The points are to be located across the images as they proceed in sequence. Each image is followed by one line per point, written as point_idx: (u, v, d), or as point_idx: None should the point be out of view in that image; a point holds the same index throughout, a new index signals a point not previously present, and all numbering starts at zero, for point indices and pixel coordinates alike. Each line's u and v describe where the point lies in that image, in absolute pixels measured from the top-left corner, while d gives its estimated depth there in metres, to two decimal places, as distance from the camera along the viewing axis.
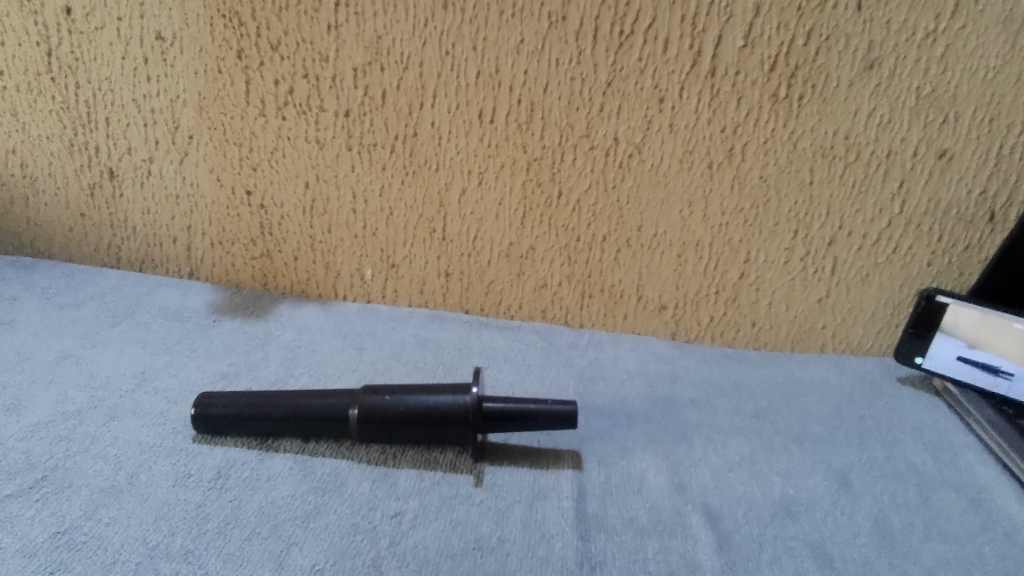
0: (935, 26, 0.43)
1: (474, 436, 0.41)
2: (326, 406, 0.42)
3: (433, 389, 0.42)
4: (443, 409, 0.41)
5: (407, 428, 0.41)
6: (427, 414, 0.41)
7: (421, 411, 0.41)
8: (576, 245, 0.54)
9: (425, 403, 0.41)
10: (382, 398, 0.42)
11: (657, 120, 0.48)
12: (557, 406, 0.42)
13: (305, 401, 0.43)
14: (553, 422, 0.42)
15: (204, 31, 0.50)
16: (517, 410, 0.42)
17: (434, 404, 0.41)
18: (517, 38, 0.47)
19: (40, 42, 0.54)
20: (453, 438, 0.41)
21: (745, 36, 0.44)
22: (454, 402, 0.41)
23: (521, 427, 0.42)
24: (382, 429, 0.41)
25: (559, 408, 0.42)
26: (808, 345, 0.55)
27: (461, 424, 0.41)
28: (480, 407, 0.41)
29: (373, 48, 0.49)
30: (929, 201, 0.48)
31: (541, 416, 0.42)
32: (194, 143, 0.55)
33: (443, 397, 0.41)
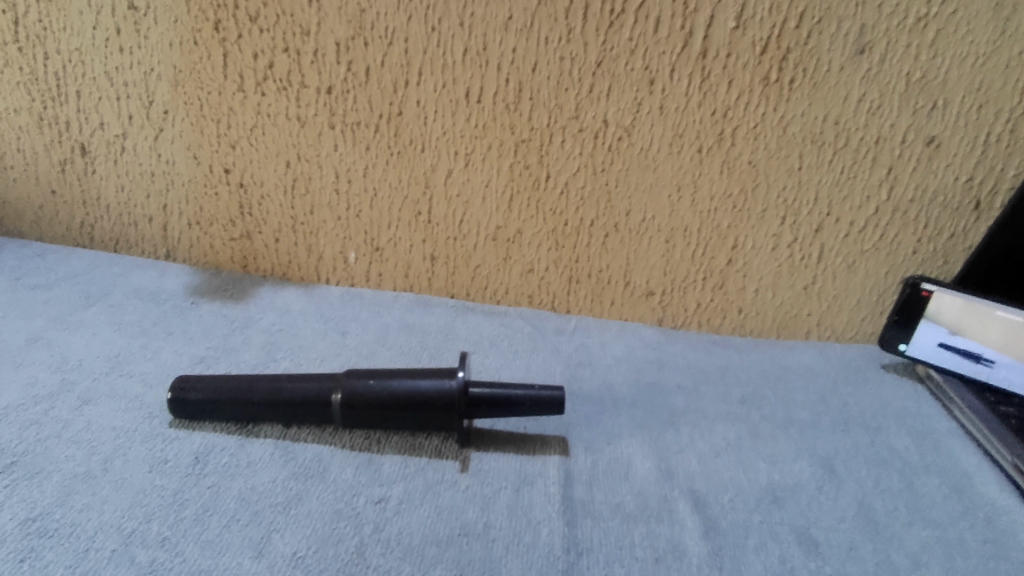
0: (927, 10, 0.42)
1: (460, 421, 0.40)
2: (308, 391, 0.41)
3: (418, 373, 0.41)
4: (429, 394, 0.40)
5: (391, 413, 0.40)
6: (412, 399, 0.40)
7: (406, 396, 0.40)
8: (563, 230, 0.53)
9: (409, 388, 0.40)
10: (367, 383, 0.41)
11: (648, 102, 0.47)
12: (543, 392, 0.42)
13: (286, 386, 0.42)
14: (540, 407, 0.41)
15: (179, 1, 0.48)
16: (504, 395, 0.41)
17: (419, 388, 0.40)
18: (505, 15, 0.45)
19: (6, 9, 0.51)
20: (438, 423, 0.41)
21: (737, 17, 0.43)
22: (440, 387, 0.40)
23: (508, 413, 0.41)
24: (365, 414, 0.40)
25: (546, 394, 0.41)
26: (794, 332, 0.56)
27: (447, 409, 0.40)
28: (466, 391, 0.40)
29: (357, 23, 0.47)
30: (916, 188, 0.48)
31: (528, 402, 0.41)
32: (170, 119, 0.53)
33: (429, 382, 0.41)
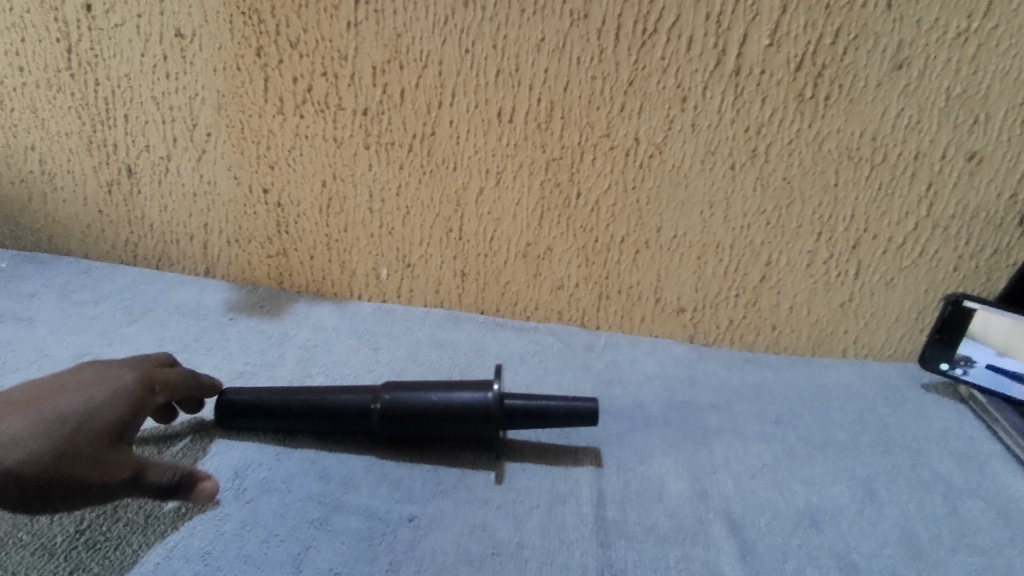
0: (967, 24, 0.41)
1: (497, 432, 0.41)
2: (346, 402, 0.42)
3: (453, 386, 0.42)
4: (466, 406, 0.41)
5: (428, 424, 0.41)
6: (450, 412, 0.41)
7: (443, 408, 0.41)
8: (594, 246, 0.53)
9: (447, 401, 0.41)
10: (404, 395, 0.41)
11: (679, 120, 0.47)
12: (577, 402, 0.42)
13: (324, 397, 0.43)
14: (574, 417, 0.42)
15: (223, 29, 0.50)
16: (538, 406, 0.42)
17: (456, 401, 0.41)
18: (538, 36, 0.46)
19: (61, 38, 0.53)
20: (475, 434, 0.41)
21: (770, 35, 0.43)
22: (476, 399, 0.41)
23: (543, 423, 0.41)
24: (403, 425, 0.41)
25: (581, 403, 0.42)
26: (830, 350, 0.55)
27: (483, 420, 0.41)
28: (501, 403, 0.41)
29: (393, 47, 0.48)
30: (957, 204, 0.47)
31: (562, 412, 0.42)
32: (212, 141, 0.55)
33: (465, 395, 0.41)
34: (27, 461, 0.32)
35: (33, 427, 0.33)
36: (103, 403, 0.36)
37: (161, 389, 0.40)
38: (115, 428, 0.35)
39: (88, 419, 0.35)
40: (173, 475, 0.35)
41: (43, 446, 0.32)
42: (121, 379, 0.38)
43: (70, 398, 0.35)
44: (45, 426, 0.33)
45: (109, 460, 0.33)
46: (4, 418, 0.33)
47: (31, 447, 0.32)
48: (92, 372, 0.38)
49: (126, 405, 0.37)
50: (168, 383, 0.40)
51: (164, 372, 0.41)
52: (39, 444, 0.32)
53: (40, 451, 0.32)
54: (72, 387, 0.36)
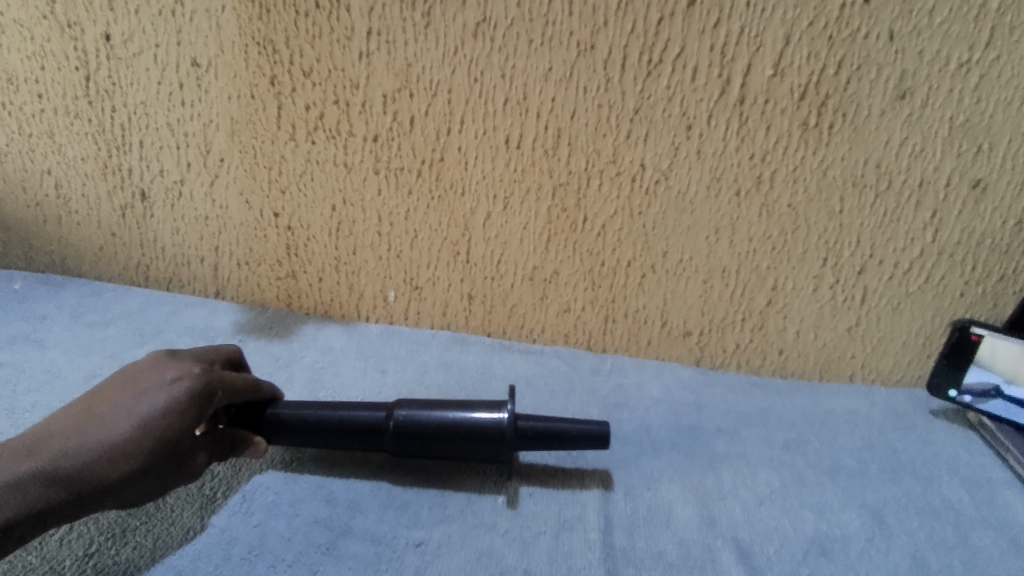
0: (969, 56, 0.42)
1: (511, 453, 0.41)
2: (359, 417, 0.42)
3: (469, 404, 0.42)
4: (482, 425, 0.41)
5: (442, 442, 0.41)
6: (466, 431, 0.41)
7: (458, 426, 0.41)
8: (600, 270, 0.54)
9: (463, 420, 0.41)
10: (421, 413, 0.41)
11: (685, 147, 0.48)
12: (590, 425, 0.42)
13: (338, 413, 0.42)
14: (586, 439, 0.42)
15: (239, 59, 0.51)
16: (551, 428, 0.42)
17: (472, 420, 0.41)
18: (545, 66, 0.47)
19: (79, 66, 0.55)
20: (487, 453, 0.41)
21: (774, 65, 0.44)
22: (493, 419, 0.41)
23: (555, 446, 0.41)
24: (416, 443, 0.41)
25: (594, 426, 0.42)
26: (837, 374, 0.54)
27: (499, 440, 0.41)
28: (517, 423, 0.41)
29: (403, 76, 0.49)
30: (962, 231, 0.47)
31: (574, 434, 0.41)
32: (224, 166, 0.56)
33: (482, 414, 0.41)
34: (114, 479, 0.33)
35: (117, 440, 0.34)
36: (179, 416, 0.36)
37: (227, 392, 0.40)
38: (189, 436, 0.36)
39: (166, 433, 0.35)
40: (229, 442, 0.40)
41: (126, 464, 0.33)
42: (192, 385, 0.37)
43: (147, 406, 0.35)
44: (127, 440, 0.34)
45: (185, 461, 0.36)
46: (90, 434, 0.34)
47: (120, 464, 0.33)
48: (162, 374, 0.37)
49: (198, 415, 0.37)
50: (236, 387, 0.40)
51: (231, 376, 0.41)
52: (124, 461, 0.33)
53: (126, 469, 0.33)
54: (148, 391, 0.36)
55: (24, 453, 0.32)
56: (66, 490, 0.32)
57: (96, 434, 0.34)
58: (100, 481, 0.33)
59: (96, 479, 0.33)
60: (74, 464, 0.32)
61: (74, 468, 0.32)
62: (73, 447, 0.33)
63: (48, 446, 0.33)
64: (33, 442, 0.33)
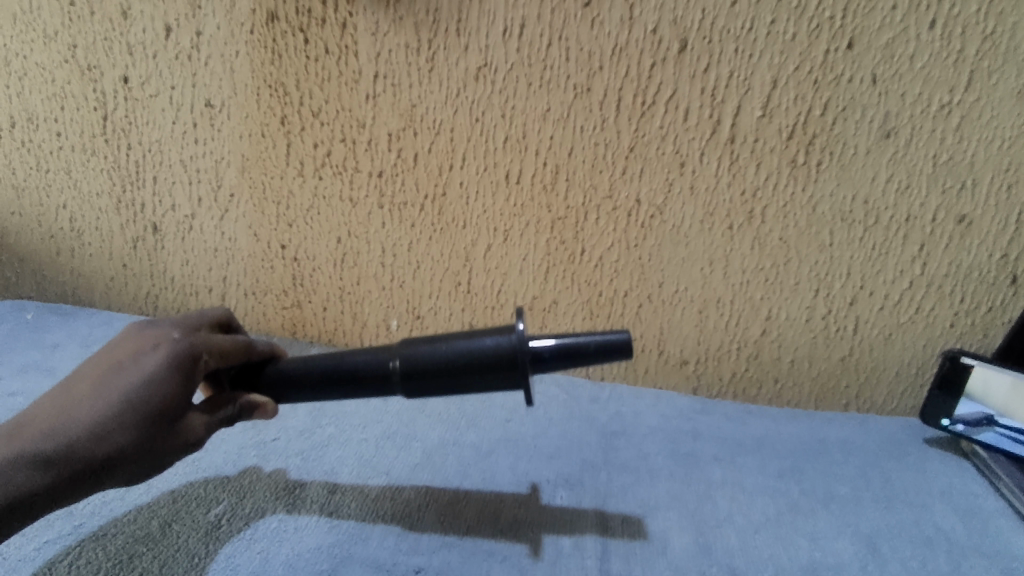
0: (950, 98, 0.44)
1: (526, 385, 0.34)
2: (369, 363, 0.39)
3: (475, 332, 0.36)
4: (487, 354, 0.35)
5: (450, 381, 0.36)
6: (470, 362, 0.35)
7: (463, 358, 0.35)
8: (598, 300, 0.55)
9: (466, 349, 0.35)
10: (422, 347, 0.37)
11: (678, 183, 0.49)
12: (610, 337, 0.36)
13: (345, 358, 0.40)
14: (609, 356, 0.36)
15: (251, 100, 0.53)
16: (566, 347, 0.35)
17: (477, 349, 0.35)
18: (544, 107, 0.49)
19: (98, 106, 0.57)
20: (503, 387, 0.35)
21: (763, 106, 0.46)
22: (498, 345, 0.35)
23: (574, 366, 0.36)
24: (423, 384, 0.36)
25: (615, 340, 0.36)
26: (832, 403, 0.56)
27: (509, 372, 0.35)
28: (526, 345, 0.35)
29: (408, 116, 0.51)
30: (950, 264, 0.49)
31: (590, 349, 0.36)
32: (235, 201, 0.58)
33: (487, 341, 0.35)
34: (101, 458, 0.32)
35: (102, 414, 0.33)
36: (161, 385, 0.35)
37: (214, 355, 0.39)
38: (177, 404, 0.35)
39: (153, 402, 0.34)
40: (235, 407, 0.40)
41: (112, 441, 0.32)
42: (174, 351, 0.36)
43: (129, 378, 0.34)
44: (113, 413, 0.33)
45: (182, 430, 0.35)
46: (73, 411, 0.33)
47: (106, 441, 0.32)
48: (142, 344, 0.37)
49: (185, 380, 0.36)
50: (226, 349, 0.40)
51: (217, 338, 0.40)
52: (113, 435, 0.32)
53: (116, 443, 0.32)
54: (129, 363, 0.36)
55: (5, 439, 0.31)
56: (55, 472, 0.31)
57: (80, 411, 0.33)
58: (89, 459, 0.32)
59: (85, 457, 0.32)
60: (59, 444, 0.31)
61: (59, 448, 0.31)
62: (55, 429, 0.32)
63: (31, 429, 0.32)
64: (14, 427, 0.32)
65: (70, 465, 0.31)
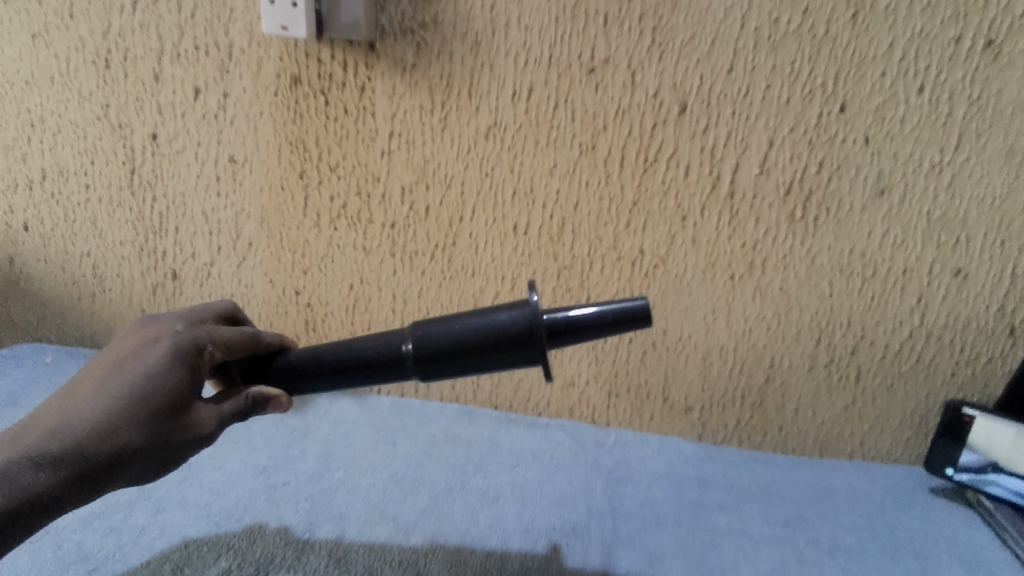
0: (940, 158, 0.46)
1: (544, 360, 0.32)
2: (379, 347, 0.37)
3: (489, 307, 0.34)
4: (503, 329, 0.33)
5: (466, 359, 0.34)
6: (486, 337, 0.33)
7: (478, 334, 0.33)
8: (603, 347, 0.56)
9: (481, 324, 0.33)
10: (434, 326, 0.35)
11: (681, 235, 0.51)
12: (628, 304, 0.34)
13: (354, 345, 0.39)
14: (627, 326, 0.34)
15: (272, 156, 0.56)
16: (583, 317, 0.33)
17: (492, 323, 0.33)
18: (550, 163, 0.51)
19: (126, 161, 0.60)
20: (521, 364, 0.33)
21: (760, 165, 0.48)
22: (515, 318, 0.33)
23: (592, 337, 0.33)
24: (434, 363, 0.34)
25: (633, 307, 0.34)
26: (837, 451, 0.56)
27: (525, 347, 0.33)
28: (541, 318, 0.33)
29: (421, 171, 0.54)
30: (948, 314, 0.50)
31: (608, 318, 0.33)
32: (252, 250, 0.60)
33: (502, 315, 0.33)
34: (111, 454, 0.33)
35: (105, 412, 0.34)
36: (165, 379, 0.36)
37: (219, 347, 0.40)
38: (182, 398, 0.36)
39: (155, 398, 0.35)
40: (246, 400, 0.40)
41: (119, 436, 0.33)
42: (176, 346, 0.37)
43: (133, 375, 0.35)
44: (115, 411, 0.34)
45: (192, 423, 0.36)
46: (80, 409, 0.34)
47: (113, 437, 0.33)
48: (144, 341, 0.38)
49: (186, 375, 0.37)
50: (231, 343, 0.41)
51: (222, 331, 0.40)
52: (117, 432, 0.33)
53: (123, 438, 0.33)
54: (132, 359, 0.37)
55: (9, 441, 0.32)
56: (62, 472, 0.32)
57: (86, 409, 0.34)
58: (99, 455, 0.33)
59: (91, 455, 0.33)
60: (62, 442, 0.32)
61: (65, 447, 0.32)
62: (61, 427, 0.33)
63: (39, 429, 0.33)
64: (23, 427, 0.33)
65: (75, 464, 0.32)
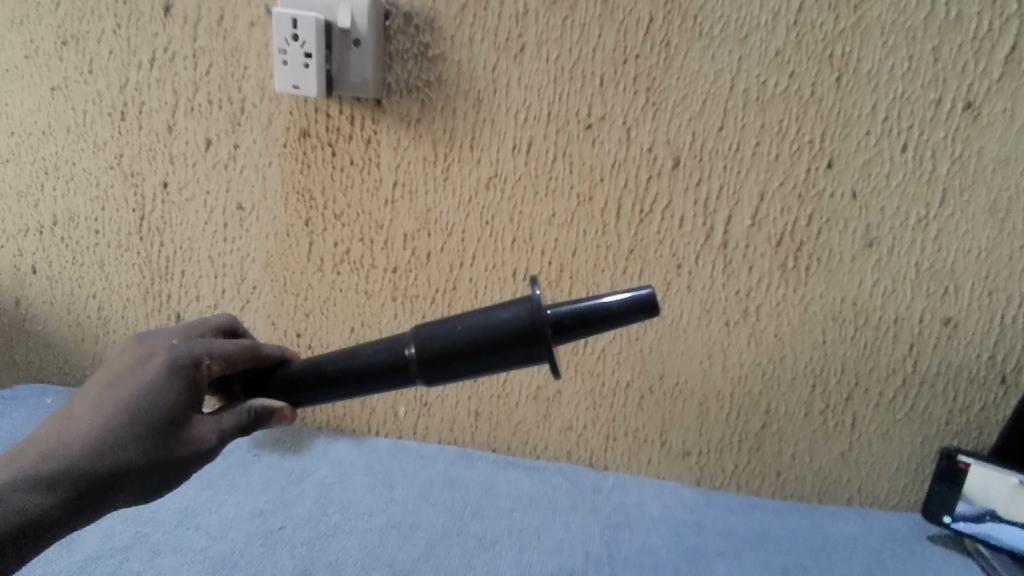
0: (926, 212, 0.47)
1: (551, 358, 0.30)
2: (383, 353, 0.36)
3: (491, 304, 0.32)
4: (506, 326, 0.30)
5: (470, 360, 0.31)
6: (489, 336, 0.31)
7: (481, 333, 0.31)
8: (601, 391, 0.57)
9: (483, 323, 0.31)
10: (436, 328, 0.33)
11: (676, 282, 0.52)
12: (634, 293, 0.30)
13: (358, 353, 0.37)
14: (625, 319, 0.30)
15: (279, 203, 0.57)
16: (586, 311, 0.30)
17: (494, 321, 0.31)
18: (549, 212, 0.53)
19: (136, 208, 0.61)
20: (526, 364, 0.31)
21: (752, 217, 0.49)
22: (518, 315, 0.30)
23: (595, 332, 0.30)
24: (438, 367, 0.32)
25: (630, 300, 0.30)
26: (835, 497, 0.56)
27: (529, 346, 0.30)
28: (544, 313, 0.30)
29: (423, 219, 0.55)
30: (940, 362, 0.50)
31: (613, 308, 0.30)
32: (256, 293, 0.61)
33: (504, 312, 0.31)
34: (107, 474, 0.33)
35: (98, 432, 0.34)
36: (159, 396, 0.36)
37: (217, 360, 0.39)
38: (178, 414, 0.36)
39: (149, 415, 0.35)
40: (248, 414, 0.38)
41: (114, 456, 0.34)
42: (171, 361, 0.37)
43: (128, 392, 0.36)
44: (108, 430, 0.34)
45: (190, 440, 0.36)
46: (75, 429, 0.34)
47: (108, 458, 0.33)
48: (140, 356, 0.38)
49: (183, 390, 0.37)
50: (230, 357, 0.40)
51: (220, 344, 0.40)
52: (111, 451, 0.34)
53: (117, 458, 0.34)
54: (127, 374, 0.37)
55: (7, 462, 0.33)
56: (58, 493, 0.32)
57: (81, 428, 0.34)
58: (94, 476, 0.33)
59: (85, 475, 0.33)
60: (58, 463, 0.33)
61: (60, 468, 0.33)
62: (58, 447, 0.33)
63: (36, 449, 0.33)
64: (22, 448, 0.34)
65: (72, 485, 0.33)
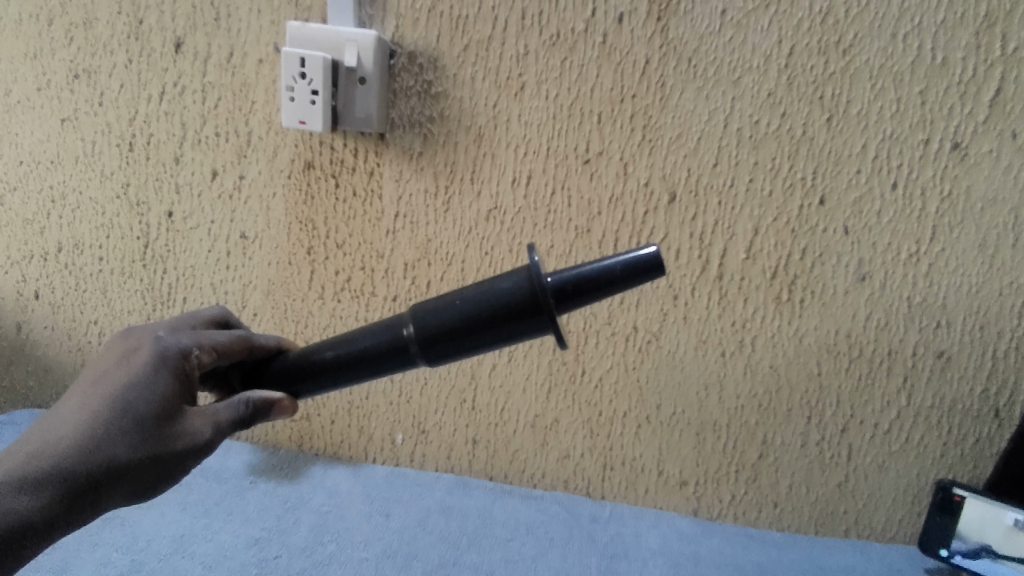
0: (917, 248, 0.48)
1: (555, 326, 0.30)
2: (382, 338, 0.36)
3: (491, 278, 0.32)
4: (507, 297, 0.30)
5: (471, 336, 0.32)
6: (490, 309, 0.31)
7: (483, 306, 0.31)
8: (598, 420, 0.57)
9: (484, 296, 0.31)
10: (434, 308, 0.33)
11: (672, 313, 0.53)
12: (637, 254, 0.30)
13: (355, 340, 0.37)
14: (634, 279, 0.30)
15: (281, 232, 0.58)
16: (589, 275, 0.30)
17: (495, 293, 0.31)
18: (548, 243, 0.53)
19: (141, 235, 0.62)
20: (528, 335, 0.31)
21: (747, 250, 0.50)
22: (519, 286, 0.30)
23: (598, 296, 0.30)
24: (441, 344, 0.33)
25: (637, 259, 0.30)
26: (832, 528, 0.56)
27: (531, 318, 0.30)
28: (545, 282, 0.30)
29: (423, 248, 0.56)
30: (934, 396, 0.51)
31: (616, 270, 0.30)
32: (256, 319, 0.61)
33: (504, 284, 0.31)
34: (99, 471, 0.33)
35: (86, 429, 0.33)
36: (147, 390, 0.36)
37: (206, 352, 0.40)
38: (169, 408, 0.36)
39: (137, 410, 0.35)
40: (246, 406, 0.38)
41: (104, 453, 0.33)
42: (158, 357, 0.37)
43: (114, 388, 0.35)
44: (96, 427, 0.34)
45: (182, 433, 0.36)
46: (63, 427, 0.34)
47: (99, 454, 0.33)
48: (125, 355, 0.38)
49: (171, 384, 0.37)
50: (221, 349, 0.41)
51: (212, 335, 0.41)
52: (101, 447, 0.33)
53: (107, 454, 0.33)
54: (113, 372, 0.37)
55: None
56: (49, 492, 0.32)
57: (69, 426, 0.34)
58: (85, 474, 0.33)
59: (77, 472, 0.32)
60: (46, 461, 0.32)
61: (49, 467, 0.32)
62: (44, 447, 0.33)
63: (23, 451, 0.33)
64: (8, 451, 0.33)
65: (62, 483, 0.32)
